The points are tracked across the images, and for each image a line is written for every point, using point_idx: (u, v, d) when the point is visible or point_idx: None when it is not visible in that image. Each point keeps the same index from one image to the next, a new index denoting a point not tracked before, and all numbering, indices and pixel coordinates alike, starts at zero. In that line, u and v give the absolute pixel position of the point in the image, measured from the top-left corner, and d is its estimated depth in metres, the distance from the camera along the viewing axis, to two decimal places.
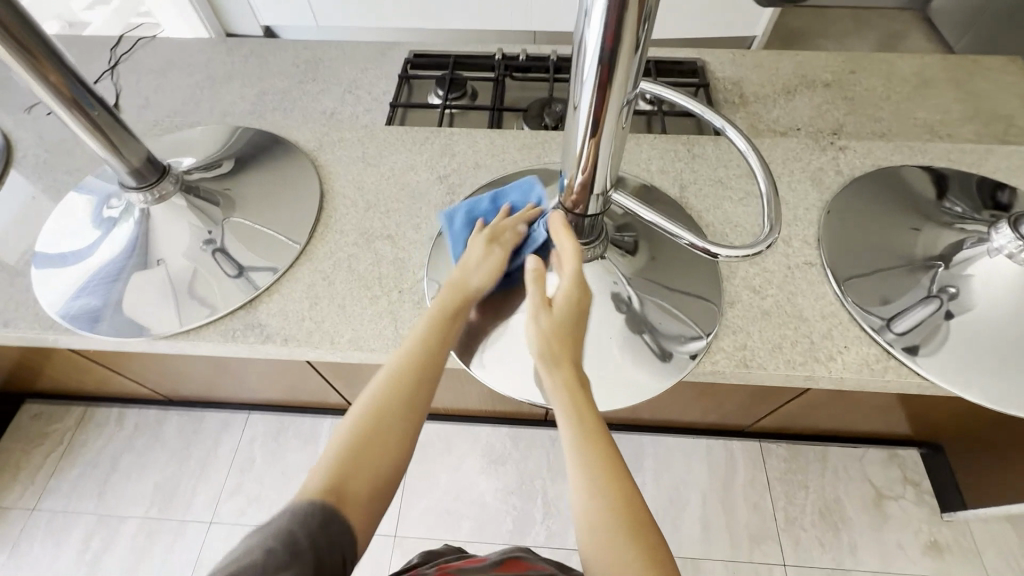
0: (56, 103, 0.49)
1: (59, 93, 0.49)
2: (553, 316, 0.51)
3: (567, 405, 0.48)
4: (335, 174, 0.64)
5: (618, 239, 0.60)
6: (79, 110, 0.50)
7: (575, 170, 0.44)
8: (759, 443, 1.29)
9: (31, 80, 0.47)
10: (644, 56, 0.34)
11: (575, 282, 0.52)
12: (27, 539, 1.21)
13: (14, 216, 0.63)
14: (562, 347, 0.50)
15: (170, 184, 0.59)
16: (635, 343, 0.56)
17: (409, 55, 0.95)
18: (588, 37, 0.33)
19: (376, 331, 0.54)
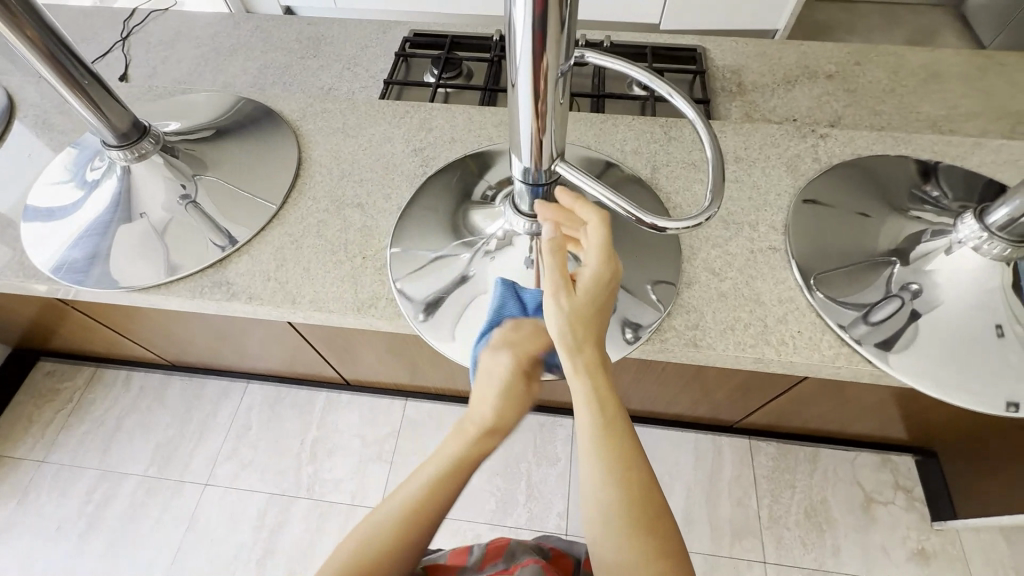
0: (49, 71, 0.51)
1: (51, 60, 0.51)
2: (577, 297, 0.48)
3: (588, 390, 0.48)
4: (315, 144, 0.66)
5: None
6: (68, 75, 0.52)
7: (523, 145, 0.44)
8: (748, 440, 1.28)
9: (25, 49, 0.49)
10: (573, 25, 0.35)
11: (605, 261, 0.48)
12: (35, 487, 1.27)
13: (14, 173, 0.66)
14: (584, 331, 0.48)
15: (149, 143, 0.61)
16: None
17: (409, 34, 0.96)
18: (516, 11, 0.33)
19: (336, 294, 0.56)
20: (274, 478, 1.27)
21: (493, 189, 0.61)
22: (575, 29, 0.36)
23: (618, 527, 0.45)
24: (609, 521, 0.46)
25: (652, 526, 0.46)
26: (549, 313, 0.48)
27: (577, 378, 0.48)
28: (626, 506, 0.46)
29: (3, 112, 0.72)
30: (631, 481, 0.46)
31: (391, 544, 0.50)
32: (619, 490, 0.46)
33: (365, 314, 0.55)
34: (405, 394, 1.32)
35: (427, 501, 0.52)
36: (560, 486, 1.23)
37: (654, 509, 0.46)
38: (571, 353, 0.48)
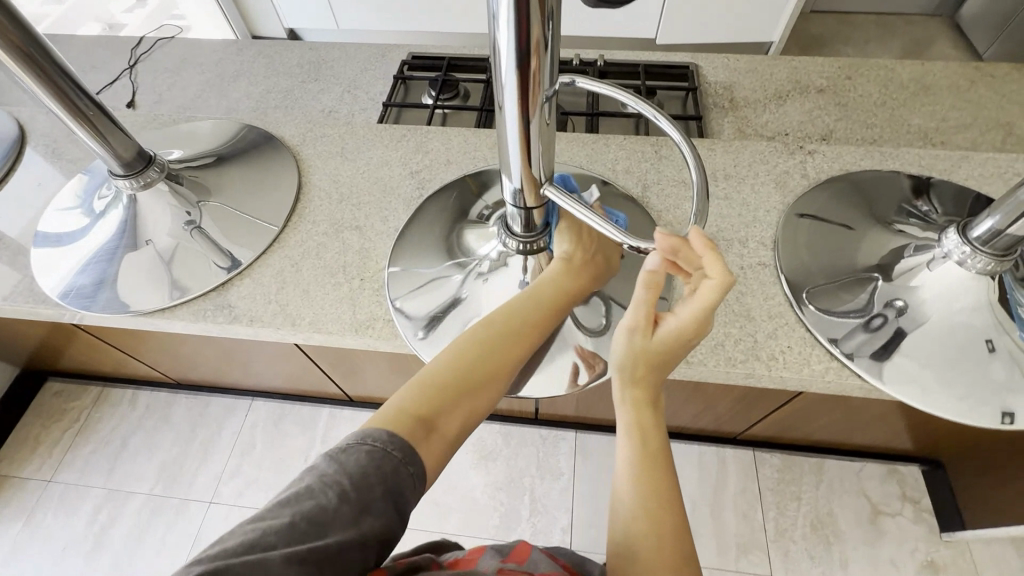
0: (55, 103, 0.53)
1: (58, 93, 0.53)
2: (650, 341, 0.51)
3: (634, 419, 0.50)
4: (314, 168, 0.67)
5: None
6: (73, 105, 0.54)
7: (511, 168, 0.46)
8: (752, 451, 1.27)
9: (30, 80, 0.51)
10: (555, 51, 0.36)
11: (694, 320, 0.48)
12: (42, 508, 1.28)
13: (25, 201, 0.69)
14: (649, 365, 0.51)
15: (155, 172, 0.62)
16: (601, 339, 0.58)
17: (407, 57, 0.98)
18: (501, 39, 0.35)
19: (335, 316, 0.57)
20: None
21: (489, 209, 0.62)
22: (558, 57, 0.37)
23: (644, 563, 0.44)
24: (636, 554, 0.44)
25: (675, 535, 0.45)
26: (620, 339, 0.52)
27: (625, 408, 0.51)
28: (654, 544, 0.44)
29: (14, 142, 0.74)
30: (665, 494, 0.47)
31: (466, 390, 0.48)
32: (649, 495, 0.47)
33: (362, 334, 0.56)
34: None
35: (495, 360, 0.51)
36: (563, 501, 1.23)
37: (683, 550, 0.44)
38: (625, 380, 0.52)
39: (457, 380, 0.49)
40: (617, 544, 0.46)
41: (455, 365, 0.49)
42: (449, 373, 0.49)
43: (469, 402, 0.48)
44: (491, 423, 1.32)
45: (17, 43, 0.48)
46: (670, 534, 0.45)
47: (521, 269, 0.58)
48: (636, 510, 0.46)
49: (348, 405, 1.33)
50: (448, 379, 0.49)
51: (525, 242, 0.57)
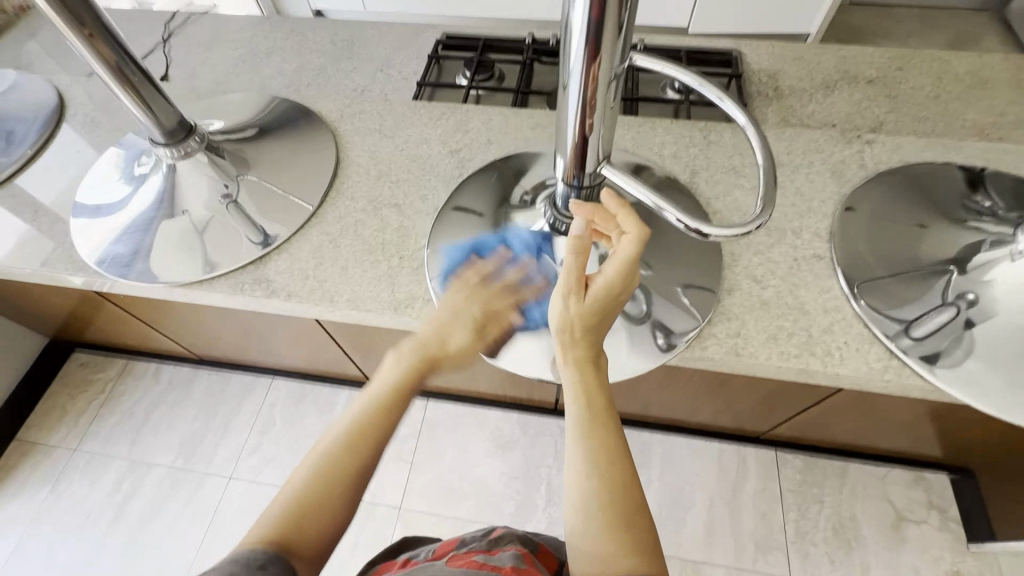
0: (103, 68, 0.53)
1: (105, 58, 0.52)
2: (584, 304, 0.48)
3: (577, 380, 0.49)
4: (352, 144, 0.66)
5: None
6: (121, 72, 0.54)
7: (568, 148, 0.45)
8: (775, 452, 1.25)
9: (79, 44, 0.51)
10: (629, 31, 0.35)
11: (619, 273, 0.48)
12: (67, 475, 1.31)
13: (63, 168, 0.69)
14: (585, 330, 0.49)
15: (195, 142, 0.62)
16: (635, 330, 0.55)
17: (441, 37, 0.97)
18: (575, 16, 0.33)
19: (373, 293, 0.56)
20: None
21: (530, 193, 0.60)
22: (631, 37, 0.36)
23: (593, 521, 0.44)
24: (588, 509, 0.44)
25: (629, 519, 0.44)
26: (557, 310, 0.49)
27: (569, 369, 0.49)
28: (606, 502, 0.44)
29: (52, 109, 0.74)
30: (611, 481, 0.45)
31: (330, 487, 0.46)
32: (596, 479, 0.45)
33: (401, 314, 0.55)
34: (426, 394, 1.33)
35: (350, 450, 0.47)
36: None
37: (631, 500, 0.45)
38: (564, 345, 0.50)
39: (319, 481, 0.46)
40: (569, 500, 0.46)
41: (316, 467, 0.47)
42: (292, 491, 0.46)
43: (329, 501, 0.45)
44: (509, 412, 1.31)
45: (70, 7, 0.48)
46: (618, 488, 0.45)
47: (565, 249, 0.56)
48: (587, 468, 0.45)
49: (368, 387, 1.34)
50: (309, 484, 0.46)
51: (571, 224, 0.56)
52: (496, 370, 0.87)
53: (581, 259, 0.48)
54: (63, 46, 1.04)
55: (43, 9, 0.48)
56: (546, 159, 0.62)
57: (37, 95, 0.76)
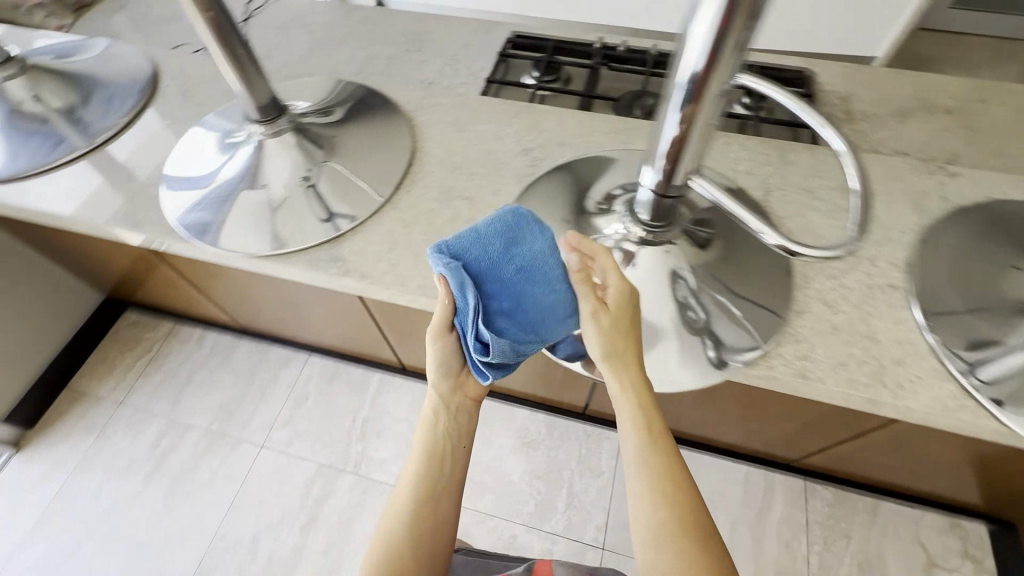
0: (211, 39, 0.55)
1: (217, 32, 0.54)
2: (609, 316, 0.52)
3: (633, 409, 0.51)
4: (428, 134, 0.68)
5: (692, 232, 0.58)
6: (229, 46, 0.56)
7: (660, 157, 0.45)
8: (803, 481, 1.22)
9: (195, 16, 0.53)
10: (747, 48, 0.35)
11: (619, 280, 0.53)
12: (111, 427, 1.37)
13: (155, 136, 0.72)
14: (622, 351, 0.52)
15: (284, 122, 0.66)
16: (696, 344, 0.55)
17: (511, 36, 0.98)
18: (696, 30, 0.34)
19: None
20: (325, 450, 1.31)
21: (602, 204, 0.59)
22: (748, 52, 0.36)
23: (667, 549, 0.47)
24: (658, 538, 0.48)
25: (698, 535, 0.48)
26: (592, 331, 0.52)
27: (624, 397, 0.52)
28: (676, 531, 0.48)
29: (147, 77, 0.78)
30: (676, 498, 0.49)
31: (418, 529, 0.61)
32: (666, 508, 0.49)
33: None
34: None
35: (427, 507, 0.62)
36: (601, 499, 1.22)
37: (703, 528, 0.48)
38: (616, 374, 0.52)
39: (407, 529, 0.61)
40: (640, 527, 0.49)
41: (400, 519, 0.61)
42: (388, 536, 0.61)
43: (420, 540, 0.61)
44: (536, 412, 1.32)
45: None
46: (688, 519, 0.48)
47: (632, 255, 0.56)
48: (655, 498, 0.49)
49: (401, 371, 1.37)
50: (400, 531, 0.61)
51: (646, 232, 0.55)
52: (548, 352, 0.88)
53: (585, 282, 0.52)
54: (150, 19, 1.09)
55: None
56: (621, 166, 0.62)
57: (131, 62, 0.80)
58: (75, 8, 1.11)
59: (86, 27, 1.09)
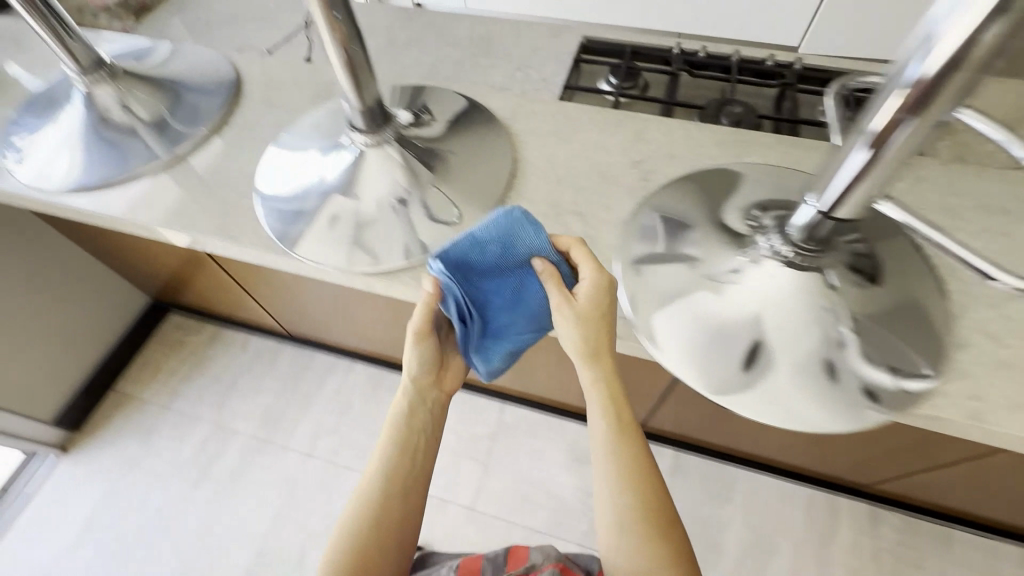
0: (331, 45, 0.51)
1: (339, 38, 0.50)
2: (585, 312, 0.52)
3: (604, 400, 0.55)
4: (528, 144, 0.65)
5: (854, 257, 0.55)
6: (348, 53, 0.51)
7: (837, 188, 0.44)
8: (869, 507, 1.16)
9: (321, 24, 0.49)
10: (974, 83, 0.33)
11: (596, 272, 0.53)
12: (157, 431, 1.36)
13: (240, 140, 0.69)
14: (594, 353, 0.53)
15: (388, 133, 0.62)
16: (842, 380, 0.52)
17: (582, 39, 0.95)
18: (916, 70, 0.33)
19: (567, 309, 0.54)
20: None
21: (752, 219, 0.56)
22: (976, 86, 0.34)
23: (626, 521, 0.55)
24: (619, 513, 0.55)
25: (653, 518, 0.55)
26: (561, 330, 0.53)
27: (592, 387, 0.54)
28: (633, 505, 0.55)
29: (227, 78, 0.75)
30: (636, 477, 0.56)
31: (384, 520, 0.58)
32: (628, 487, 0.55)
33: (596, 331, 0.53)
34: (506, 397, 1.33)
35: (393, 500, 0.59)
36: None
37: (656, 501, 0.55)
38: (589, 366, 0.54)
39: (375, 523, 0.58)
40: (603, 502, 0.57)
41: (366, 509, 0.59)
42: (349, 527, 0.58)
43: (386, 531, 0.58)
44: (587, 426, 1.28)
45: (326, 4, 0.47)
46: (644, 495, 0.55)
47: (778, 278, 0.53)
48: (614, 479, 0.56)
49: None
50: (364, 523, 0.58)
51: (804, 257, 0.52)
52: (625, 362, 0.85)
53: (555, 283, 0.52)
54: (211, 21, 1.08)
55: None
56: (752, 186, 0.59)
57: (207, 63, 0.77)
58: (137, 10, 1.10)
59: (149, 30, 1.08)
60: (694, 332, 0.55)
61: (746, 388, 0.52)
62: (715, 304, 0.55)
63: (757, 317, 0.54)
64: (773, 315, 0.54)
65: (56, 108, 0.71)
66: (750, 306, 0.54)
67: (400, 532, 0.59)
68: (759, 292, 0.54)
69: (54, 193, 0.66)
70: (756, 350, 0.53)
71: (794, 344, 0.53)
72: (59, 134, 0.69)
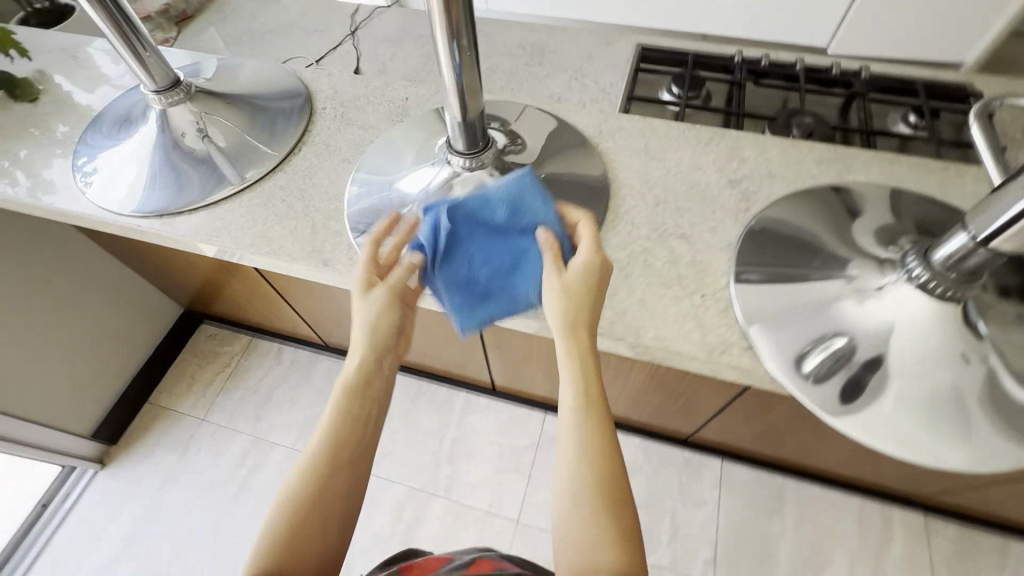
0: (448, 70, 0.49)
1: (457, 64, 0.49)
2: (570, 282, 0.51)
3: (575, 369, 0.49)
4: (619, 163, 0.63)
5: (999, 287, 0.51)
6: (462, 78, 0.50)
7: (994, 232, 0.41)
8: (923, 517, 1.14)
9: (443, 49, 0.48)
10: None
11: (593, 250, 0.52)
12: (195, 444, 1.35)
13: (317, 160, 0.67)
14: (578, 317, 0.50)
15: (489, 157, 0.60)
16: (997, 417, 0.48)
17: (638, 47, 0.93)
18: None
19: (683, 337, 0.52)
20: (412, 473, 1.27)
21: (888, 237, 0.54)
22: None
23: (583, 508, 0.45)
24: (577, 497, 0.46)
25: (612, 506, 0.46)
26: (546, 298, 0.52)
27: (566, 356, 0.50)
28: (592, 490, 0.46)
29: (297, 95, 0.73)
30: (597, 457, 0.47)
31: (320, 500, 0.49)
32: (586, 465, 0.47)
33: (717, 361, 0.51)
34: (548, 407, 1.31)
35: (334, 479, 0.50)
36: (707, 532, 1.17)
37: (619, 489, 0.47)
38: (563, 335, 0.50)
39: (305, 504, 0.49)
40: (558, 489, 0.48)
41: (299, 487, 0.50)
42: (280, 511, 0.49)
43: (322, 518, 0.49)
44: (631, 437, 1.27)
45: (456, 24, 0.46)
46: (605, 480, 0.47)
47: (917, 307, 0.50)
48: (574, 461, 0.47)
49: (489, 391, 1.34)
50: (297, 505, 0.49)
51: (948, 288, 0.48)
52: (692, 380, 0.83)
53: (553, 256, 0.53)
54: (255, 32, 1.07)
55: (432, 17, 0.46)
56: (875, 204, 0.56)
57: (273, 78, 0.76)
58: (178, 21, 1.08)
59: (191, 40, 1.06)
60: (814, 337, 0.51)
61: (867, 403, 0.49)
62: (857, 313, 0.51)
63: (890, 331, 0.50)
64: (907, 332, 0.50)
65: (125, 129, 0.70)
66: (883, 320, 0.50)
67: (336, 521, 0.50)
68: (903, 317, 0.50)
69: (126, 216, 0.64)
70: (881, 362, 0.49)
71: (931, 370, 0.49)
72: (128, 156, 0.67)
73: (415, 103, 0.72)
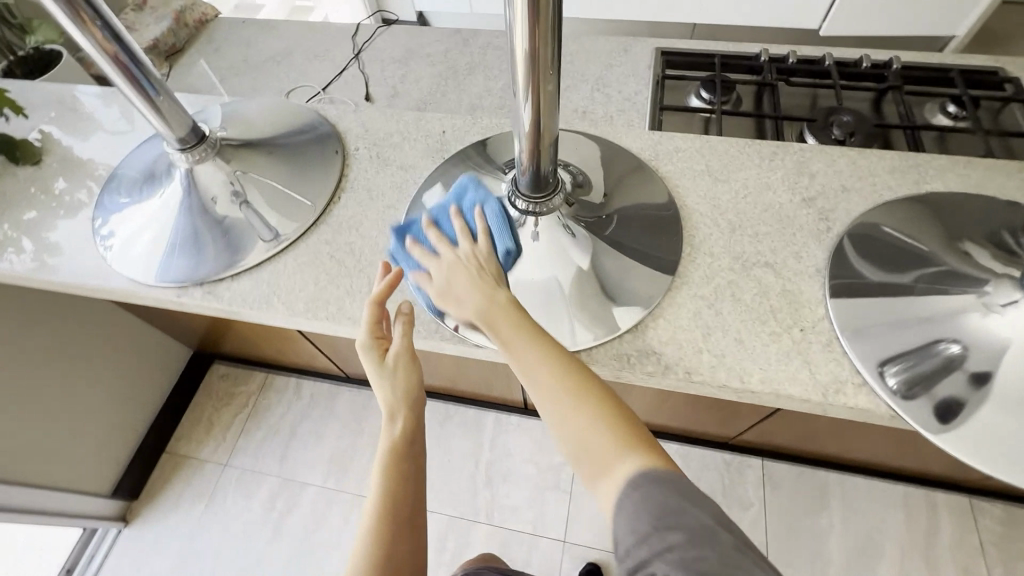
0: (527, 112, 0.46)
1: (535, 108, 0.46)
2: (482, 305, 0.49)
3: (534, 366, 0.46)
4: (685, 189, 0.61)
5: None
6: (538, 121, 0.47)
7: None
8: (969, 500, 1.14)
9: (524, 94, 0.45)
10: None
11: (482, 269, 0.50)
12: (221, 492, 1.30)
13: (363, 207, 0.63)
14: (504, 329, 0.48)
15: (557, 201, 0.56)
16: None
17: (659, 52, 0.90)
18: None
19: (788, 374, 0.50)
20: (450, 501, 1.24)
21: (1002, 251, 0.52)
22: None
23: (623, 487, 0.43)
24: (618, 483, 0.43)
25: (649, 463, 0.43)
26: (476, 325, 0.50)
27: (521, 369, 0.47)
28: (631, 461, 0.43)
29: (330, 138, 0.69)
30: (616, 429, 0.45)
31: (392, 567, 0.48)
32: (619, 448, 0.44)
33: (833, 401, 0.48)
34: None
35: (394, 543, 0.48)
36: (756, 534, 1.16)
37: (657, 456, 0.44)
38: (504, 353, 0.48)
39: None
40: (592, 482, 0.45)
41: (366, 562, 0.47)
42: None
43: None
44: (669, 444, 1.25)
45: (541, 68, 0.42)
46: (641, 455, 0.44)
47: None
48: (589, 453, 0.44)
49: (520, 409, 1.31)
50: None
51: None
52: None
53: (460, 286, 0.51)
54: (252, 61, 1.01)
55: (517, 61, 0.43)
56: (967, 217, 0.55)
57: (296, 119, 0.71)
58: (168, 54, 1.02)
59: (185, 76, 1.00)
60: (920, 347, 0.49)
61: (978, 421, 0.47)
62: (981, 327, 0.49)
63: (1010, 348, 0.48)
64: None
65: (142, 189, 0.65)
66: (1002, 336, 0.48)
67: None
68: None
69: (156, 284, 0.60)
70: (995, 377, 0.47)
71: None
72: (148, 218, 0.63)
73: (452, 137, 0.68)
